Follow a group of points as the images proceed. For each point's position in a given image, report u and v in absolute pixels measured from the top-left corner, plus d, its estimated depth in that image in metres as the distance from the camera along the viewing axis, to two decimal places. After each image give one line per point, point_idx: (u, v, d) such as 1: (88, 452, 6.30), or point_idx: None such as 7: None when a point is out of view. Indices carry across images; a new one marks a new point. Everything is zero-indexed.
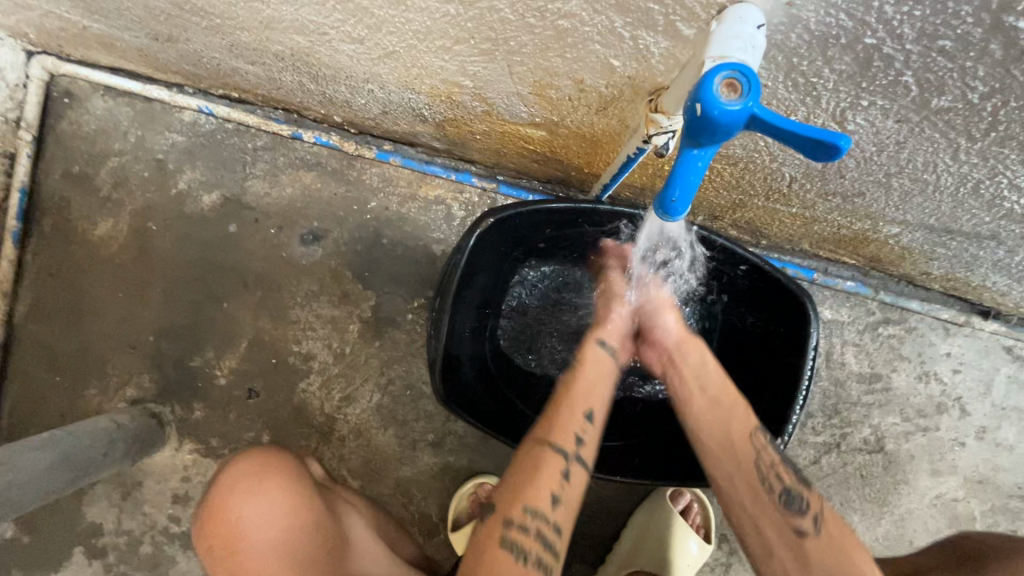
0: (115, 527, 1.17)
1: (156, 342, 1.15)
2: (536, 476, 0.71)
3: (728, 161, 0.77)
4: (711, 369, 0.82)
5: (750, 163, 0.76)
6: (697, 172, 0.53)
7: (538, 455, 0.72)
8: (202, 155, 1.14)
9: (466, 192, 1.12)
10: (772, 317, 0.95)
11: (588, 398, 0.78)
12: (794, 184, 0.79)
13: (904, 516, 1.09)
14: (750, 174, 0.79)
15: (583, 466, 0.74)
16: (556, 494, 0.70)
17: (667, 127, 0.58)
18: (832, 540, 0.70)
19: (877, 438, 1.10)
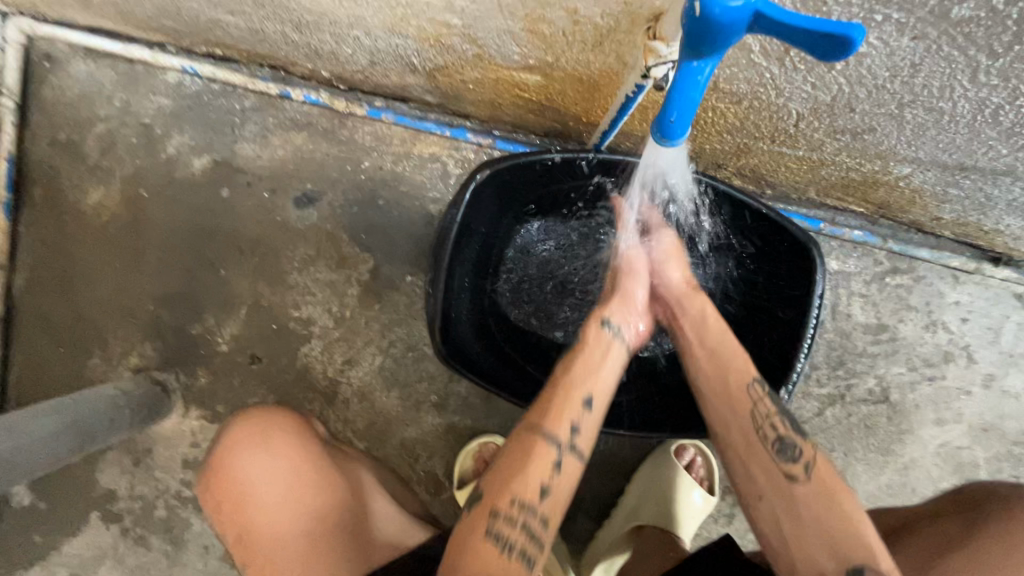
0: (129, 491, 1.20)
1: (156, 310, 1.15)
2: (525, 469, 0.69)
3: (732, 99, 0.74)
4: (711, 320, 0.81)
5: (755, 99, 0.73)
6: (697, 88, 0.51)
7: (530, 442, 0.71)
8: (190, 118, 1.11)
9: (461, 148, 1.08)
10: (778, 268, 0.94)
11: (587, 381, 0.76)
12: (801, 123, 0.76)
13: (908, 465, 1.09)
14: (755, 113, 0.76)
15: (577, 458, 0.71)
16: (545, 485, 0.69)
17: (666, 56, 0.54)
18: (829, 489, 0.68)
19: (882, 388, 1.09)
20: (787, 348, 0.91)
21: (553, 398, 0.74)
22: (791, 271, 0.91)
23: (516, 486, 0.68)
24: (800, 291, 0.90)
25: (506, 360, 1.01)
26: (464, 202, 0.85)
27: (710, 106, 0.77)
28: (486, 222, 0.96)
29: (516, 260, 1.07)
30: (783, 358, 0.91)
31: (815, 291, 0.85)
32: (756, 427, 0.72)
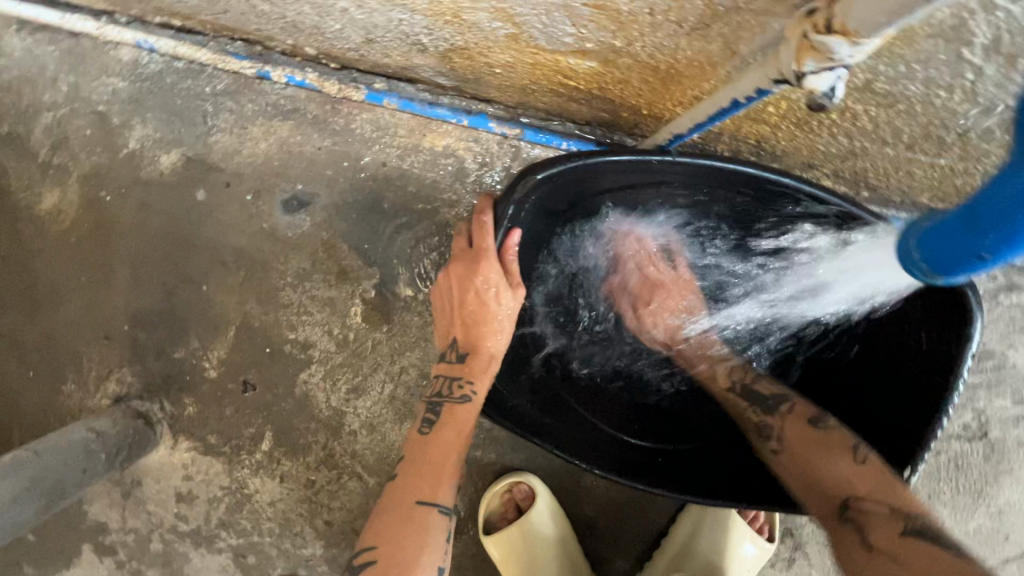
0: (120, 525, 1.04)
1: (132, 331, 0.99)
2: (418, 554, 0.63)
3: (883, 99, 0.57)
4: (805, 434, 0.71)
5: (922, 102, 0.56)
6: None
7: (414, 520, 0.64)
8: (152, 103, 0.94)
9: (482, 139, 0.90)
10: (904, 323, 0.78)
11: (452, 445, 0.70)
12: (970, 132, 0.58)
13: (1003, 510, 0.93)
14: (908, 117, 0.59)
15: (436, 523, 0.65)
16: (443, 564, 0.64)
17: (840, 59, 0.41)
18: (875, 487, 0.63)
19: (979, 424, 0.92)
20: (915, 420, 0.73)
21: (403, 478, 0.68)
22: (924, 327, 0.75)
23: (408, 554, 0.62)
24: (939, 358, 0.72)
25: (552, 408, 0.84)
26: (506, 216, 0.72)
27: (842, 106, 0.60)
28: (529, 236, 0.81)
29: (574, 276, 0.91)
30: (909, 430, 0.74)
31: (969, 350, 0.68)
32: (772, 436, 0.74)
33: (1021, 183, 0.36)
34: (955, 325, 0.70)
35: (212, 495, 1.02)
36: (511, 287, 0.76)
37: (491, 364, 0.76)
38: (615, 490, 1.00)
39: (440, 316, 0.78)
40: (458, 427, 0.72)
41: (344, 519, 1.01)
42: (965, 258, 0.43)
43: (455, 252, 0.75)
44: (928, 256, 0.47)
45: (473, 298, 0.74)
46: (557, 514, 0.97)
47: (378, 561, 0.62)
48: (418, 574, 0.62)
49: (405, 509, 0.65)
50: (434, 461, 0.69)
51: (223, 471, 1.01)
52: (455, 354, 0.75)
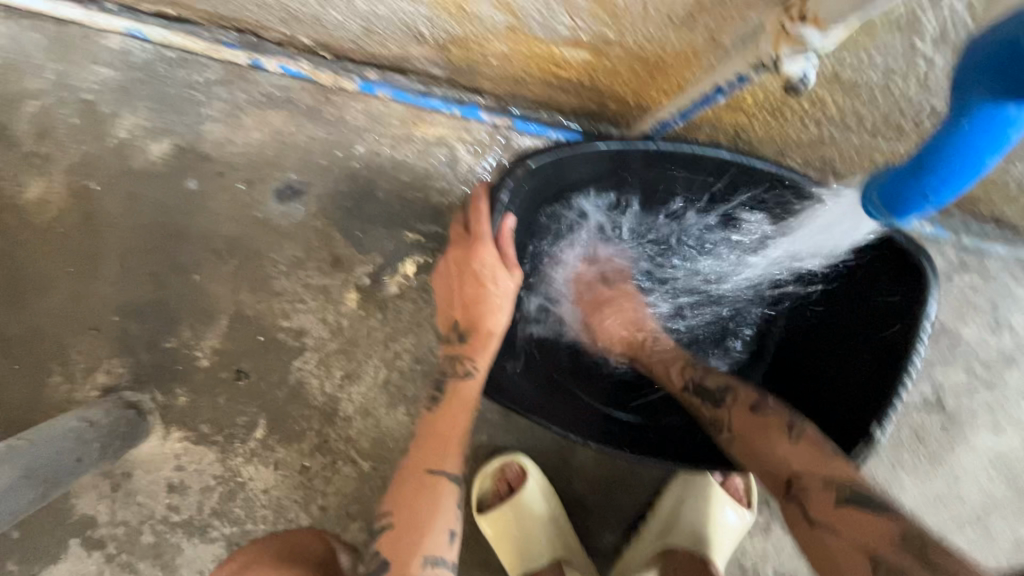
0: (109, 517, 1.04)
1: (122, 322, 0.98)
2: (428, 521, 0.66)
3: (848, 88, 0.62)
4: (747, 416, 0.77)
5: (883, 92, 0.62)
6: (999, 128, 0.40)
7: (427, 487, 0.68)
8: (143, 92, 0.94)
9: (473, 130, 0.93)
10: (869, 298, 0.81)
11: (454, 420, 0.73)
12: (924, 120, 0.64)
13: (958, 474, 1.01)
14: (870, 105, 0.64)
15: (448, 490, 0.69)
16: (453, 530, 0.67)
17: (810, 46, 0.46)
18: (810, 464, 0.68)
19: (936, 395, 1.00)
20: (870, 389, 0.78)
21: (417, 450, 0.71)
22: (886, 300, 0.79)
23: (420, 520, 0.66)
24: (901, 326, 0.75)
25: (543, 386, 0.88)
26: (502, 200, 0.75)
27: (812, 96, 0.66)
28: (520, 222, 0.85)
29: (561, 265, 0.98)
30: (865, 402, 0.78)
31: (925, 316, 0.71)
32: (722, 427, 0.79)
33: (958, 129, 0.41)
34: (909, 290, 0.75)
35: (205, 484, 1.03)
36: (508, 268, 0.78)
37: (491, 342, 0.78)
38: (603, 467, 1.04)
39: (441, 300, 0.81)
40: (462, 401, 0.74)
41: (338, 504, 1.02)
42: (911, 201, 0.47)
43: (452, 238, 0.79)
44: (886, 201, 0.49)
45: (471, 280, 0.77)
46: (548, 491, 1.01)
47: (395, 526, 0.66)
48: (430, 536, 0.65)
49: (417, 476, 0.69)
50: (443, 432, 0.72)
51: (217, 460, 1.02)
52: (456, 334, 0.78)
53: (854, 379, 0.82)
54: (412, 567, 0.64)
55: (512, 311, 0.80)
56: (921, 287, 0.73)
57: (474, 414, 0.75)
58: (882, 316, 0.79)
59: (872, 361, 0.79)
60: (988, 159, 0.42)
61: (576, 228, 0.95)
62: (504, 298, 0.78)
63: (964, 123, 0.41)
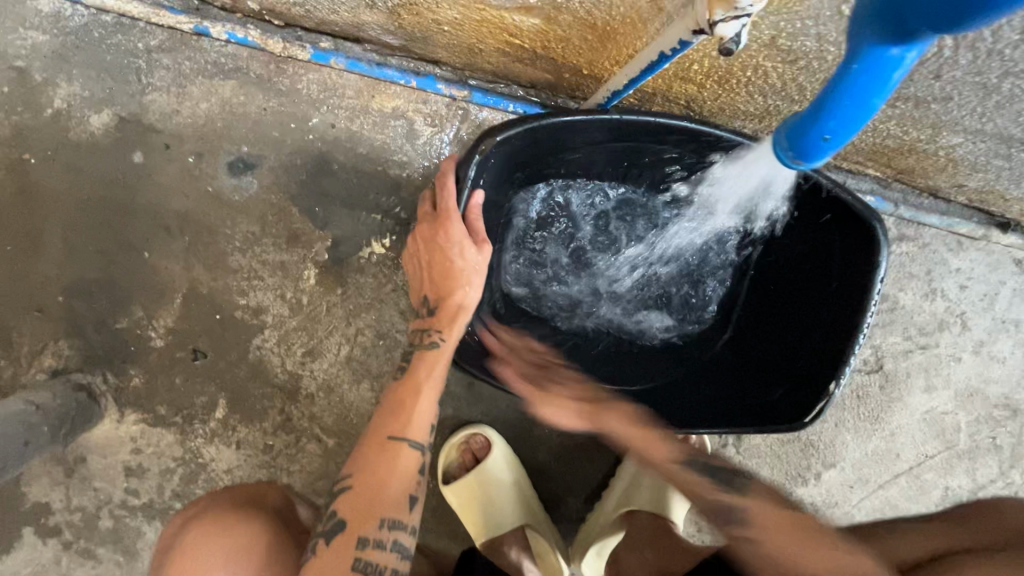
0: (65, 504, 1.01)
1: (68, 302, 0.95)
2: (387, 485, 0.68)
3: (787, 58, 0.64)
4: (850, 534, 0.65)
5: (819, 59, 0.63)
6: (885, 70, 0.42)
7: (388, 453, 0.69)
8: (79, 59, 0.89)
9: (431, 102, 0.92)
10: (827, 258, 0.85)
11: (418, 393, 0.74)
12: None
13: (894, 432, 1.08)
14: (809, 74, 0.66)
15: (409, 458, 0.70)
16: (413, 494, 0.69)
17: (741, 9, 0.48)
18: None
19: (876, 357, 1.06)
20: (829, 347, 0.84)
21: (385, 417, 0.72)
22: (841, 262, 0.83)
23: (380, 483, 0.68)
24: (853, 288, 0.81)
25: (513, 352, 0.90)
26: (468, 176, 0.73)
27: (754, 64, 0.67)
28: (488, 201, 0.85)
29: (530, 231, 0.97)
30: (827, 360, 0.83)
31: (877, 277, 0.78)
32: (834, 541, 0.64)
33: (849, 71, 0.43)
34: (864, 251, 0.79)
35: (164, 467, 1.01)
36: (476, 242, 0.77)
37: (459, 316, 0.78)
38: (566, 436, 1.07)
39: (413, 277, 0.82)
40: (428, 372, 0.75)
41: (304, 481, 1.02)
42: (812, 143, 0.49)
43: (420, 215, 0.78)
44: (793, 146, 0.50)
45: (438, 256, 0.77)
46: (512, 460, 1.03)
47: (355, 488, 0.68)
48: (389, 500, 0.67)
49: (379, 442, 0.70)
50: (408, 402, 0.73)
51: (176, 442, 1.00)
52: (426, 309, 0.79)
53: (809, 341, 0.87)
54: (369, 528, 0.66)
55: (483, 286, 0.79)
56: (872, 248, 0.78)
57: (440, 385, 0.76)
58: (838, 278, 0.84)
59: (825, 314, 0.85)
60: (875, 100, 0.44)
61: (551, 196, 0.95)
62: (470, 277, 0.77)
63: (855, 65, 0.42)
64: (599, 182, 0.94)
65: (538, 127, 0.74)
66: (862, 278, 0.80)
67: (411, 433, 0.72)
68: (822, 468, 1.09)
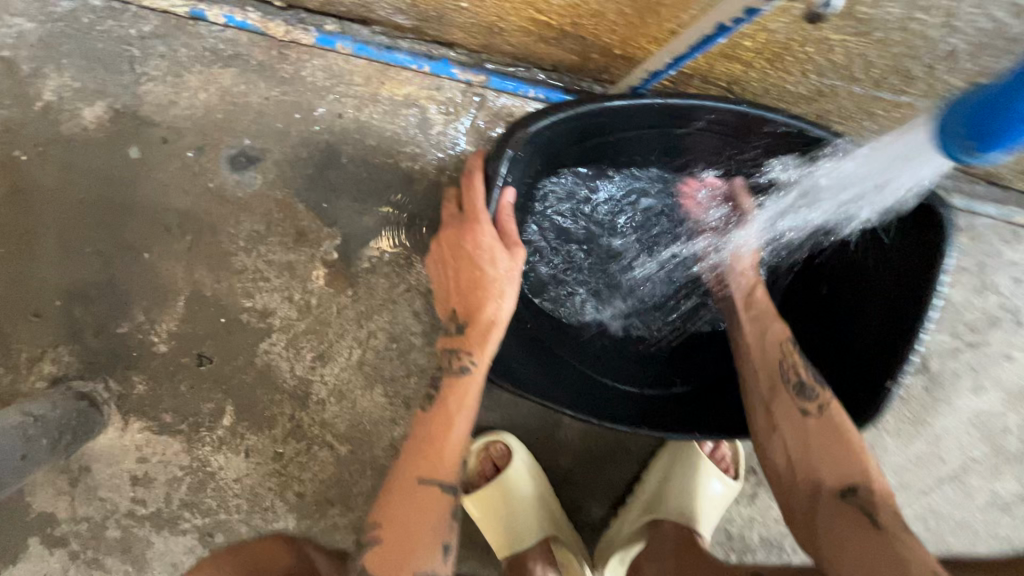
0: (70, 514, 0.97)
1: (66, 306, 0.90)
2: (418, 535, 0.63)
3: (861, 27, 0.57)
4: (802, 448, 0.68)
5: (899, 30, 0.56)
6: None
7: (417, 496, 0.63)
8: (70, 48, 0.83)
9: (445, 88, 0.85)
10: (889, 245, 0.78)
11: (447, 421, 0.66)
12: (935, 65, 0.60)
13: (939, 435, 1.02)
14: (879, 47, 0.59)
15: (441, 500, 0.64)
16: (448, 542, 0.63)
17: None
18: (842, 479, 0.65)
19: (921, 357, 0.99)
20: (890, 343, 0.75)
21: (411, 452, 0.66)
22: (905, 253, 0.76)
23: (410, 529, 0.62)
24: (919, 277, 0.73)
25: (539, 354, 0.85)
26: (499, 174, 0.68)
27: (818, 37, 0.60)
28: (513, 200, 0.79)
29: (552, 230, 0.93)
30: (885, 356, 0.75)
31: (942, 264, 0.70)
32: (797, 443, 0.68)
33: None
34: (930, 237, 0.72)
35: (172, 475, 0.97)
36: (508, 247, 0.70)
37: (493, 332, 0.69)
38: (590, 441, 1.02)
39: (438, 288, 0.75)
40: (458, 399, 0.67)
41: (316, 490, 0.98)
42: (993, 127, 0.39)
43: (444, 219, 0.73)
44: (963, 127, 0.42)
45: (466, 262, 0.70)
46: (533, 467, 0.98)
47: (384, 541, 0.62)
48: (421, 548, 0.62)
49: (406, 484, 0.64)
50: (435, 434, 0.66)
51: (183, 450, 0.96)
52: (456, 324, 0.70)
53: (868, 338, 0.79)
54: None
55: (516, 296, 0.71)
56: (940, 232, 0.70)
57: (475, 410, 0.68)
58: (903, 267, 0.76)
59: (889, 309, 0.77)
60: None
61: (575, 191, 0.90)
62: (503, 285, 0.69)
63: None
64: (624, 174, 0.90)
65: (570, 117, 0.68)
66: (928, 264, 0.72)
67: (440, 471, 0.64)
68: None
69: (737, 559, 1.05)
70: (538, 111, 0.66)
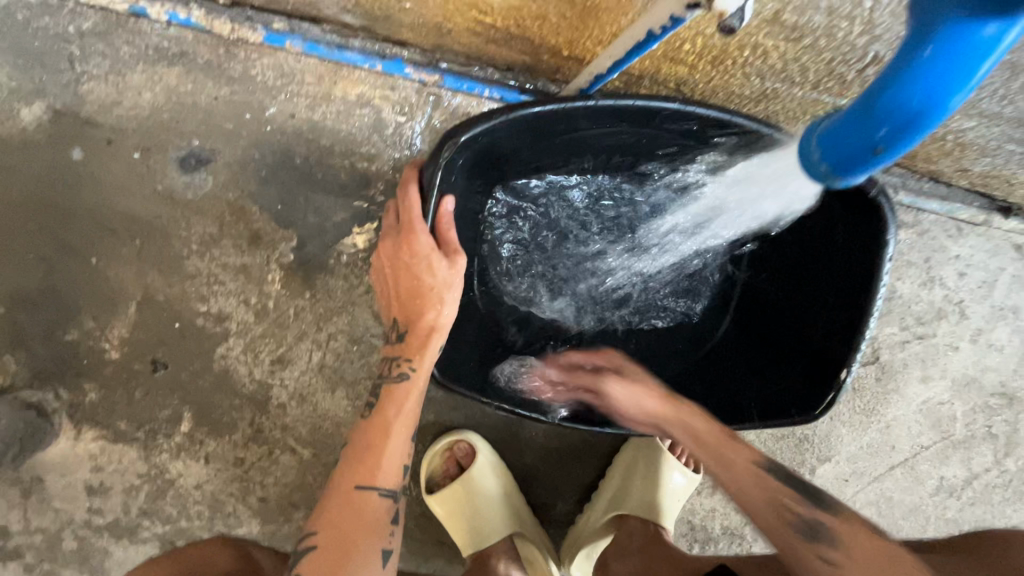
0: (22, 527, 0.93)
1: (11, 314, 0.87)
2: (355, 544, 0.62)
3: (792, 34, 0.60)
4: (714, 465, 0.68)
5: (827, 36, 0.59)
6: (973, 55, 0.34)
7: (356, 503, 0.64)
8: (4, 46, 0.80)
9: (399, 88, 0.84)
10: (828, 232, 0.80)
11: (385, 431, 0.68)
12: (869, 69, 0.62)
13: (890, 424, 1.05)
14: (814, 53, 0.62)
15: (378, 505, 0.65)
16: (386, 548, 0.64)
17: None
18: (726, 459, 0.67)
19: (872, 348, 1.02)
20: (841, 330, 0.78)
21: (351, 461, 0.67)
22: (848, 242, 0.77)
23: (347, 538, 0.62)
24: (862, 264, 0.75)
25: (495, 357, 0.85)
26: (434, 183, 0.67)
27: (753, 43, 0.62)
28: (461, 203, 0.79)
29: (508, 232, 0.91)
30: (838, 344, 0.78)
31: (885, 254, 0.71)
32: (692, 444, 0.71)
33: (919, 58, 0.36)
34: (869, 229, 0.73)
35: (129, 484, 0.94)
36: (447, 255, 0.70)
37: (433, 339, 0.71)
38: (554, 438, 1.03)
39: (382, 299, 0.76)
40: (399, 407, 0.69)
41: (279, 494, 0.96)
42: (859, 152, 0.42)
43: (383, 229, 0.72)
44: (831, 154, 0.44)
45: (406, 274, 0.71)
46: (497, 466, 0.98)
47: (320, 546, 0.61)
48: (359, 558, 0.62)
49: (345, 493, 0.64)
50: (375, 444, 0.67)
51: (139, 458, 0.94)
52: (396, 333, 0.72)
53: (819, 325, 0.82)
54: None
55: (457, 302, 0.72)
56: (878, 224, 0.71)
57: (414, 418, 0.70)
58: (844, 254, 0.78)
59: (835, 295, 0.80)
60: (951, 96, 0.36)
61: (527, 193, 0.88)
62: (442, 294, 0.71)
63: (929, 50, 0.35)
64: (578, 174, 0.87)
65: (509, 120, 0.68)
66: (869, 254, 0.74)
67: (380, 480, 0.66)
68: (817, 463, 1.05)
69: (699, 550, 1.07)
70: (478, 116, 0.66)
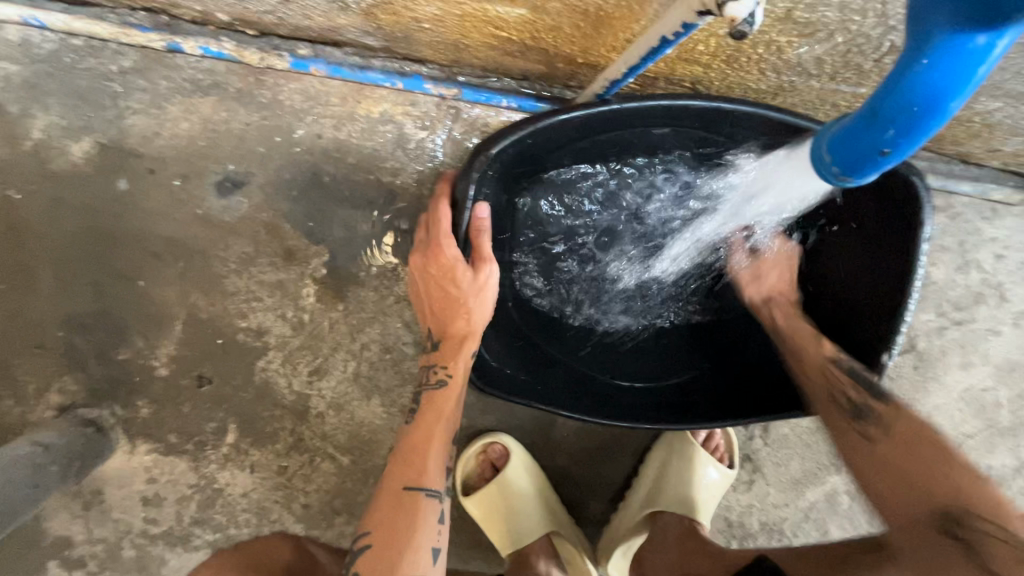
0: (85, 538, 0.99)
1: (68, 336, 0.93)
2: (408, 539, 0.65)
3: (806, 30, 0.61)
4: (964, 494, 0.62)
5: (840, 30, 0.60)
6: (968, 60, 0.36)
7: (404, 503, 0.67)
8: (52, 87, 0.86)
9: (420, 103, 0.87)
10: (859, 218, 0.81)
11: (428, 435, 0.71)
12: (887, 57, 0.63)
13: (931, 413, 1.03)
14: (828, 46, 0.63)
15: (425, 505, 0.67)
16: (436, 546, 0.66)
17: None
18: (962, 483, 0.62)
19: (908, 336, 1.00)
20: (880, 314, 0.78)
21: (398, 465, 0.70)
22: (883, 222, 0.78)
23: (397, 537, 0.64)
24: (896, 245, 0.75)
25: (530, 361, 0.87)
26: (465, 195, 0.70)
27: (767, 40, 0.64)
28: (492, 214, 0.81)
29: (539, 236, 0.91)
30: (879, 328, 0.78)
31: (923, 233, 0.72)
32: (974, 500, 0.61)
33: (919, 67, 0.38)
34: (903, 209, 0.74)
35: (181, 494, 0.99)
36: (478, 261, 0.73)
37: (467, 345, 0.74)
38: (586, 439, 1.03)
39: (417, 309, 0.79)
40: (439, 412, 0.72)
41: (321, 500, 1.00)
42: (868, 157, 0.45)
43: (415, 244, 0.76)
44: (843, 159, 0.47)
45: (439, 283, 0.74)
46: (530, 468, 1.00)
47: (373, 545, 0.64)
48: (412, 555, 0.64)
49: (394, 494, 0.67)
50: (420, 446, 0.70)
51: (190, 469, 0.98)
52: (432, 342, 0.75)
53: (856, 309, 0.82)
54: None
55: (490, 308, 0.75)
56: (913, 205, 0.72)
57: (454, 421, 0.73)
58: (877, 236, 0.79)
59: (871, 277, 0.80)
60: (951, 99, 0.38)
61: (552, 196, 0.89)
62: (475, 299, 0.73)
63: (926, 61, 0.38)
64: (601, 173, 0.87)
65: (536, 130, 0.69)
66: (905, 234, 0.74)
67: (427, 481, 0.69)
68: None
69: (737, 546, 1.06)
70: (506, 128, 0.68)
